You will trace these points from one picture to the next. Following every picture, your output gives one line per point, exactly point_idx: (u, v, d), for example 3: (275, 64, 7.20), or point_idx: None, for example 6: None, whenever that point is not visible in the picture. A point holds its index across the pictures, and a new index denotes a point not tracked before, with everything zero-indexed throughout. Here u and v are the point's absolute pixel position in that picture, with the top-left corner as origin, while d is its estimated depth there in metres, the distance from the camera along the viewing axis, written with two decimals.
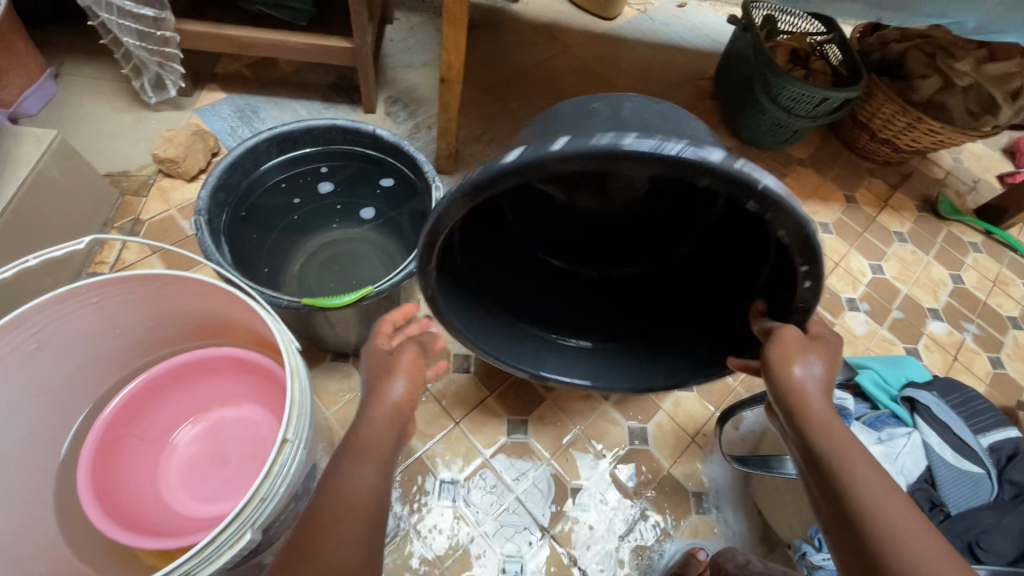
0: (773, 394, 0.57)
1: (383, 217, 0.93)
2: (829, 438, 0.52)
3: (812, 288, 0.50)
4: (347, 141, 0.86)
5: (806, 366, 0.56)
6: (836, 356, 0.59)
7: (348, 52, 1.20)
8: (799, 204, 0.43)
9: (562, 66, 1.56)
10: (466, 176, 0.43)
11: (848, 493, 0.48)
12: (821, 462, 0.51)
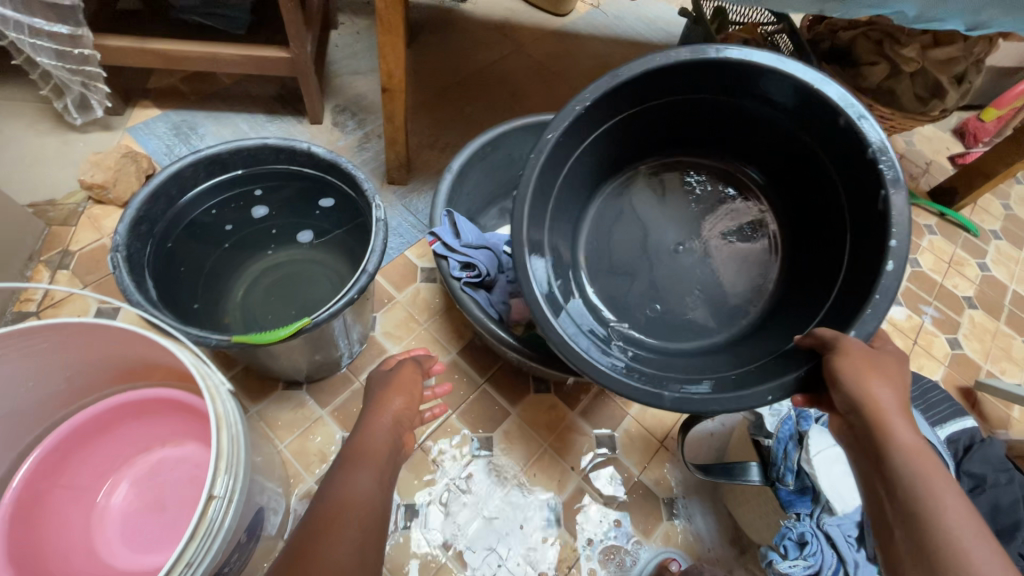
0: (846, 407, 0.56)
1: (325, 239, 0.88)
2: (915, 466, 0.51)
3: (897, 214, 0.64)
4: (280, 161, 0.82)
5: (882, 382, 0.55)
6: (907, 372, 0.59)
7: (286, 62, 1.15)
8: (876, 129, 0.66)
9: (515, 66, 1.52)
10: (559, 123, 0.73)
11: (925, 518, 0.48)
12: (897, 482, 0.51)
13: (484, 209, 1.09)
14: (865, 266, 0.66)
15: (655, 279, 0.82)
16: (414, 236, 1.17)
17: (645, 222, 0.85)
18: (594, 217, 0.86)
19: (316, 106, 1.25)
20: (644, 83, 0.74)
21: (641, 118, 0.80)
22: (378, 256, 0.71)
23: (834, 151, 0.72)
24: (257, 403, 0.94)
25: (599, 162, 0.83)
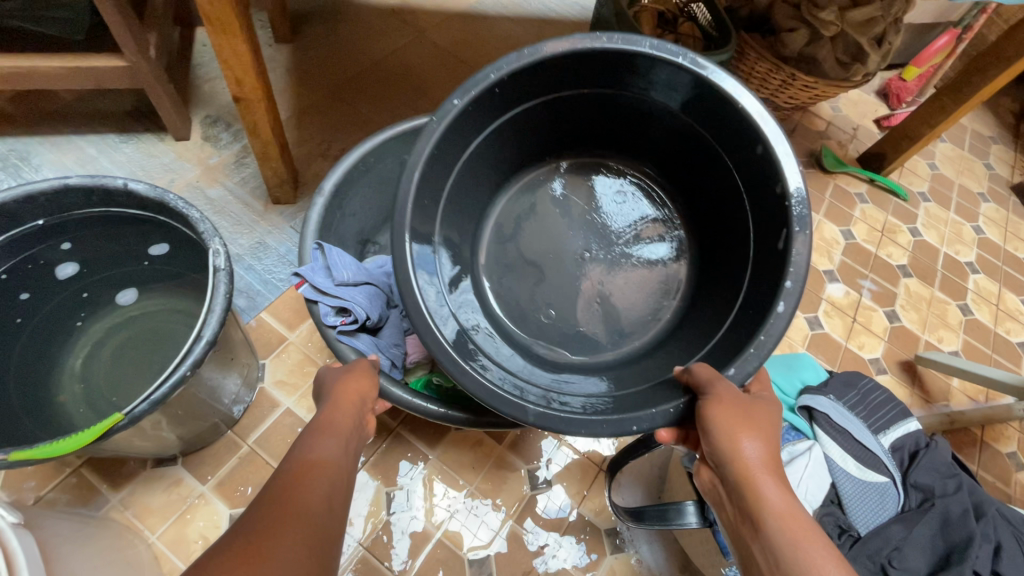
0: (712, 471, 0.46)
1: (170, 293, 0.73)
2: (788, 535, 0.40)
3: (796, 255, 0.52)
4: (93, 205, 0.66)
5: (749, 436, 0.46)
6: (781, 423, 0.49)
7: (126, 72, 0.96)
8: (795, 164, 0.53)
9: (417, 55, 1.36)
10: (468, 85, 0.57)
11: None
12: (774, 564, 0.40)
13: (382, 227, 0.96)
14: (752, 309, 0.55)
15: (557, 285, 0.67)
16: None
17: (554, 218, 0.70)
18: (497, 221, 0.70)
19: (178, 121, 1.07)
20: (538, 71, 0.58)
21: (551, 108, 0.65)
22: (218, 317, 0.59)
23: (745, 173, 0.58)
24: (120, 489, 0.79)
25: (506, 154, 0.67)
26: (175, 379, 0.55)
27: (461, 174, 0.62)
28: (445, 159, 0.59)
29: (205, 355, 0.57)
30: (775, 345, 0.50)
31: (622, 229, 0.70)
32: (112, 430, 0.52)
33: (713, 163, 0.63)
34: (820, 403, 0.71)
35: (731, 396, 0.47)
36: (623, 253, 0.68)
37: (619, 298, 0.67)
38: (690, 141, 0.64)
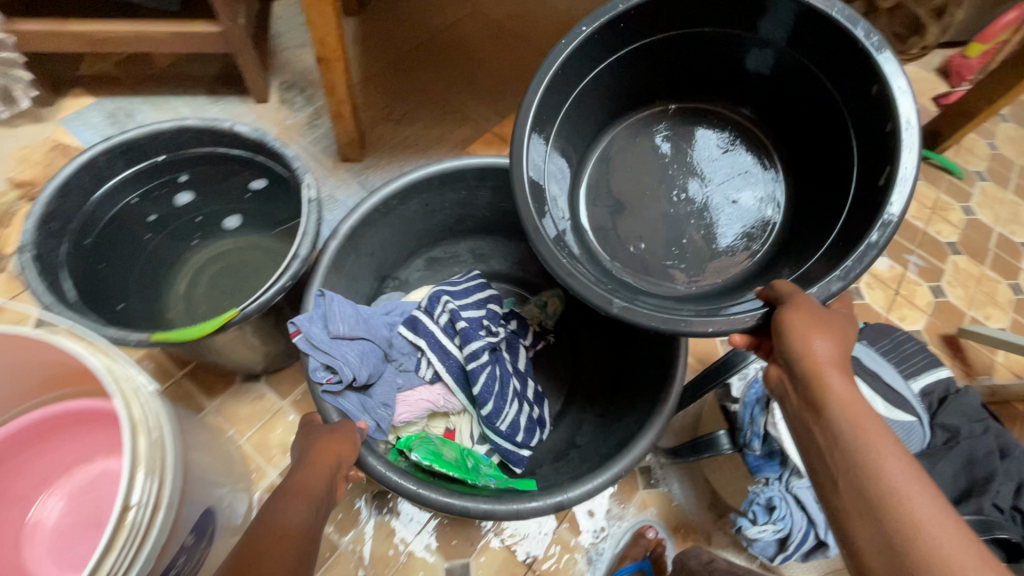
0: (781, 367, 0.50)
1: (263, 226, 0.83)
2: (852, 420, 0.45)
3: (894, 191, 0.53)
4: (204, 144, 0.76)
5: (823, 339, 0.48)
6: (852, 327, 0.52)
7: (219, 38, 1.07)
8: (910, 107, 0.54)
9: (474, 28, 1.43)
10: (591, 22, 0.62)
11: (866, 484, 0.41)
12: (839, 445, 0.44)
13: (404, 263, 0.96)
14: (846, 241, 0.56)
15: (656, 222, 0.69)
16: None
17: (652, 159, 0.72)
18: (597, 156, 0.73)
19: (260, 84, 1.18)
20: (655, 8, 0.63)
21: (662, 52, 0.69)
22: (309, 241, 0.68)
23: (854, 110, 0.60)
24: (215, 399, 0.91)
25: (615, 92, 0.71)
26: (274, 290, 0.65)
27: (576, 101, 0.67)
28: (563, 84, 0.64)
29: (299, 271, 0.66)
30: (861, 272, 0.52)
31: (722, 172, 0.70)
32: (226, 325, 0.63)
33: (824, 105, 0.64)
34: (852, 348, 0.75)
35: (807, 306, 0.50)
36: (720, 198, 0.69)
37: (712, 237, 0.68)
38: (800, 81, 0.65)
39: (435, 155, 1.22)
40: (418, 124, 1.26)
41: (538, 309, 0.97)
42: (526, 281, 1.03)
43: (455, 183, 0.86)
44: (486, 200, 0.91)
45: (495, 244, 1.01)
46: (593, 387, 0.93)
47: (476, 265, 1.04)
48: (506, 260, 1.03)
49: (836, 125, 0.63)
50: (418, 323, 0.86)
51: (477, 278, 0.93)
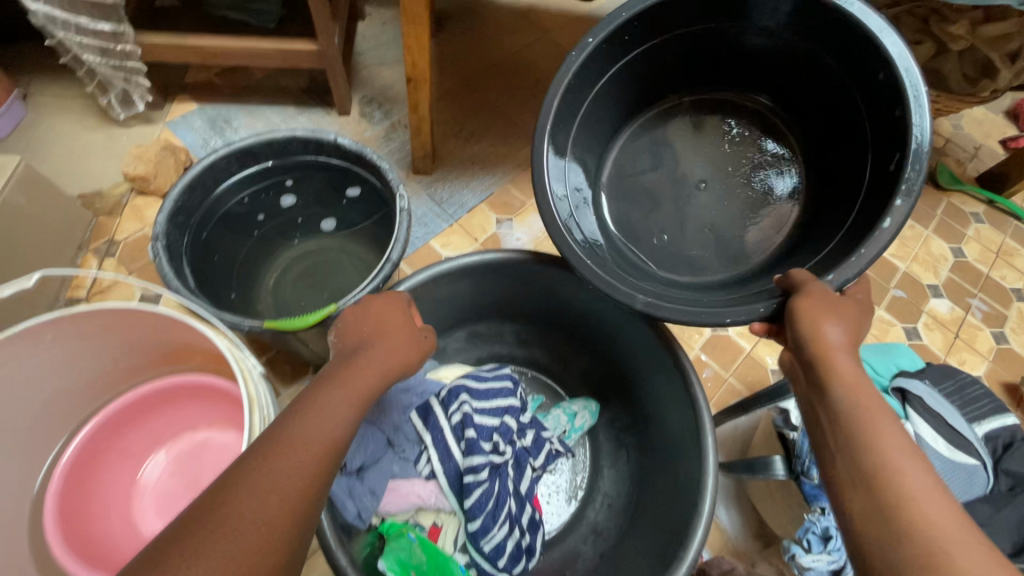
0: (795, 346, 0.56)
1: (351, 230, 0.91)
2: (855, 396, 0.49)
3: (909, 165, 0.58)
4: (310, 153, 0.84)
5: (837, 329, 0.54)
6: (866, 317, 0.59)
7: (315, 55, 1.17)
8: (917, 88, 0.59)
9: (542, 53, 1.51)
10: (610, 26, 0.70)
11: (861, 451, 0.45)
12: (840, 413, 0.49)
13: (446, 331, 0.94)
14: (866, 218, 0.62)
15: (676, 211, 0.80)
16: (440, 225, 1.19)
17: (672, 151, 0.82)
18: (619, 151, 0.83)
19: (345, 98, 1.28)
20: (669, 10, 0.71)
21: (682, 44, 0.77)
22: (401, 246, 0.74)
23: (863, 88, 0.66)
24: (289, 387, 0.97)
25: (638, 87, 0.80)
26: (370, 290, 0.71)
27: (598, 99, 0.77)
28: (580, 89, 0.73)
29: (391, 271, 0.73)
30: (877, 257, 0.58)
31: (735, 166, 0.80)
32: (328, 317, 0.69)
33: (841, 95, 0.70)
34: (914, 386, 0.75)
35: (820, 294, 0.57)
36: (733, 187, 0.79)
37: (729, 227, 0.78)
38: (815, 72, 0.72)
39: (500, 173, 1.28)
40: (486, 142, 1.32)
41: (567, 419, 0.92)
42: (566, 382, 1.00)
43: (511, 275, 0.86)
44: (535, 299, 0.91)
45: (539, 335, 0.98)
46: (610, 514, 0.87)
47: (517, 349, 1.01)
48: (550, 355, 1.00)
49: (851, 107, 0.69)
50: (430, 414, 0.74)
51: (509, 382, 0.81)
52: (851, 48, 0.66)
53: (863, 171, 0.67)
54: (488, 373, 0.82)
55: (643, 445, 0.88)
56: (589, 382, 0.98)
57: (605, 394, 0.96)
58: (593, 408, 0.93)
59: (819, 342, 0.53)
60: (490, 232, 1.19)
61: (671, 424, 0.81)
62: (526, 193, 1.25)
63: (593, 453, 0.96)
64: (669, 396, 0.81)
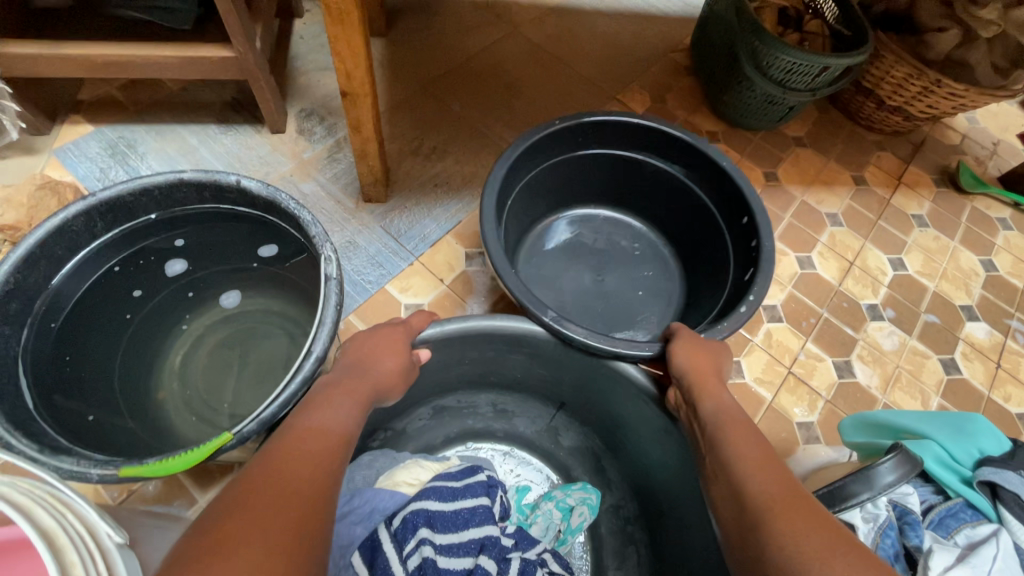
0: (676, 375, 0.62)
1: (274, 292, 0.71)
2: (723, 418, 0.57)
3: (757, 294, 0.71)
4: (205, 201, 0.64)
5: (712, 360, 0.63)
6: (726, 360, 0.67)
7: (233, 63, 0.95)
8: (767, 229, 0.77)
9: (511, 50, 1.31)
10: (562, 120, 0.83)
11: (729, 468, 0.52)
12: (710, 436, 0.56)
13: (403, 412, 0.73)
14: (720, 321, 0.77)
15: (575, 294, 0.94)
16: (397, 265, 0.98)
17: (601, 246, 0.99)
18: (542, 231, 0.98)
19: (277, 113, 1.06)
20: (605, 129, 0.87)
21: (626, 166, 0.94)
22: (328, 332, 0.53)
23: (734, 238, 0.85)
24: (208, 490, 0.76)
25: (571, 179, 0.96)
26: (284, 399, 0.50)
27: (534, 177, 0.89)
28: (531, 162, 0.85)
29: (314, 373, 0.52)
30: (732, 331, 0.68)
31: (627, 274, 0.97)
32: (219, 450, 0.48)
33: (710, 229, 0.91)
34: (1007, 479, 0.58)
35: (691, 336, 0.65)
36: (627, 287, 0.96)
37: (616, 324, 0.92)
38: (696, 209, 0.92)
39: (468, 196, 1.08)
40: (450, 159, 1.12)
41: (561, 517, 0.72)
42: (556, 460, 0.80)
43: (481, 342, 0.68)
44: (521, 364, 0.72)
45: (524, 403, 0.78)
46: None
47: (496, 421, 0.80)
48: (535, 427, 0.80)
49: (717, 237, 0.89)
50: (378, 554, 0.57)
51: (486, 498, 0.64)
52: (716, 195, 0.87)
53: (729, 284, 0.84)
54: (457, 476, 0.65)
55: (662, 551, 0.70)
56: (584, 460, 0.79)
57: (607, 475, 0.77)
58: (592, 501, 0.73)
59: (695, 371, 0.61)
60: (459, 270, 1.00)
61: (699, 530, 0.63)
62: None
63: (595, 550, 0.74)
64: (699, 497, 0.63)
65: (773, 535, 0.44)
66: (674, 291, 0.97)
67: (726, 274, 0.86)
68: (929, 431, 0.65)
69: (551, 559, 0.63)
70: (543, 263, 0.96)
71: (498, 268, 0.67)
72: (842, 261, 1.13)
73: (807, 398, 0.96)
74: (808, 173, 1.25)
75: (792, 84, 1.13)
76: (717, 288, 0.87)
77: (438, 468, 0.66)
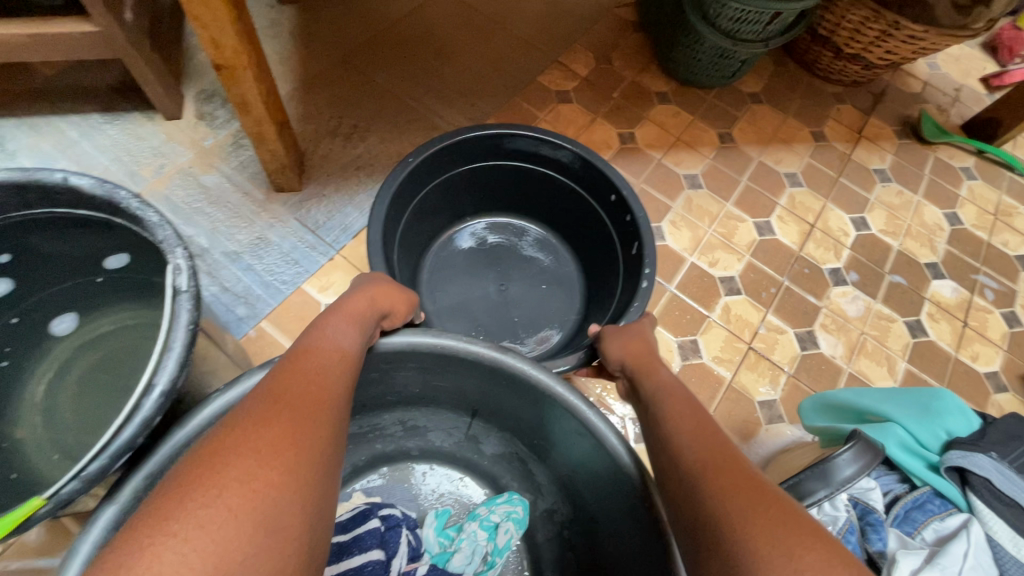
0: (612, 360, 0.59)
1: (138, 300, 0.58)
2: (661, 392, 0.52)
3: (650, 280, 0.68)
4: (36, 206, 0.53)
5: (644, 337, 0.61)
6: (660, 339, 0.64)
7: (99, 39, 0.81)
8: (637, 206, 0.73)
9: (440, 13, 1.19)
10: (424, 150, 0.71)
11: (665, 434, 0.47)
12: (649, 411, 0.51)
13: None
14: (614, 317, 0.72)
15: (481, 315, 0.87)
16: (315, 262, 0.88)
17: (496, 252, 0.92)
18: (436, 259, 0.90)
19: (166, 96, 0.93)
20: (468, 145, 0.77)
21: (493, 170, 0.85)
22: (177, 359, 0.44)
23: (613, 218, 0.79)
24: None
25: (457, 195, 0.86)
26: (116, 449, 0.41)
27: (418, 206, 0.79)
28: (414, 187, 0.75)
29: (156, 414, 0.42)
30: (638, 316, 0.66)
31: (528, 274, 0.91)
32: (32, 519, 0.39)
33: (588, 216, 0.85)
34: (977, 464, 0.51)
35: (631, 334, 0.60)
36: (534, 289, 0.90)
37: (529, 329, 0.86)
38: (572, 199, 0.85)
39: None
40: (373, 138, 1.01)
41: (486, 537, 0.67)
42: (482, 468, 0.74)
43: (381, 362, 0.57)
44: (414, 379, 0.62)
45: (435, 416, 0.69)
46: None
47: (408, 439, 0.73)
48: (452, 438, 0.73)
49: (598, 221, 0.83)
50: None
51: (378, 552, 0.60)
52: (584, 182, 0.81)
53: (620, 261, 0.79)
54: (347, 529, 0.61)
55: (594, 558, 0.62)
56: (510, 466, 0.72)
57: (535, 480, 0.70)
58: (518, 514, 0.68)
59: (632, 356, 0.58)
60: None
61: (622, 536, 0.55)
62: None
63: (533, 559, 0.70)
64: (616, 503, 0.55)
65: (708, 502, 0.39)
66: (573, 275, 0.92)
67: (614, 256, 0.82)
68: (892, 411, 0.59)
69: None
70: (445, 293, 0.87)
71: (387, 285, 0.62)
72: (802, 224, 1.06)
73: (769, 373, 0.90)
74: (765, 132, 1.17)
75: (742, 34, 1.04)
76: (611, 269, 0.82)
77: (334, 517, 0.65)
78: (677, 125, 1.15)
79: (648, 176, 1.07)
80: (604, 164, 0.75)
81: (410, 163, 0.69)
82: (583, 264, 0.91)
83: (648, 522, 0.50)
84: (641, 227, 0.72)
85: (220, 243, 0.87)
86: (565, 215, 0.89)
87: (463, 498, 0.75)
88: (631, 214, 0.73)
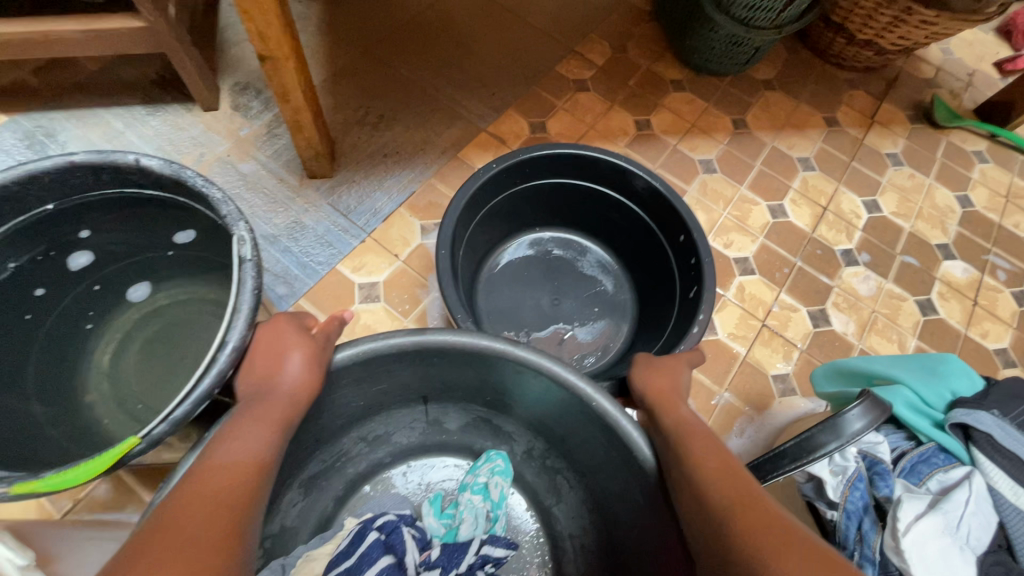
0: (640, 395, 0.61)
1: (195, 278, 0.65)
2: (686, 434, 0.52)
3: (704, 319, 0.70)
4: (105, 184, 0.57)
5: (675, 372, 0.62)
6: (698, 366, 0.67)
7: (145, 34, 0.86)
8: (703, 244, 0.75)
9: (460, 5, 1.22)
10: (505, 160, 0.77)
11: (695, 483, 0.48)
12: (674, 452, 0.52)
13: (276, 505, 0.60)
14: (675, 340, 0.76)
15: (526, 323, 0.91)
16: (348, 244, 0.93)
17: (553, 268, 0.96)
18: (494, 267, 0.94)
19: (205, 89, 0.98)
20: (548, 160, 0.82)
21: (565, 189, 0.89)
22: (246, 318, 0.49)
23: (677, 258, 0.82)
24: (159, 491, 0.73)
25: (525, 206, 0.91)
26: (199, 395, 0.46)
27: (489, 211, 0.84)
28: (490, 193, 0.80)
29: (230, 366, 0.47)
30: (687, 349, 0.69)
31: (582, 293, 0.95)
32: (127, 456, 0.44)
33: (653, 248, 0.88)
34: (980, 421, 0.55)
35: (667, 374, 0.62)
36: (590, 306, 0.94)
37: (581, 344, 0.91)
38: (639, 230, 0.89)
39: (420, 165, 1.02)
40: (399, 127, 1.05)
41: (482, 498, 0.70)
42: (453, 442, 0.77)
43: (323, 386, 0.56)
44: (355, 395, 0.61)
45: (392, 418, 0.70)
46: (588, 559, 0.69)
47: (375, 450, 0.72)
48: (415, 431, 0.74)
49: (661, 255, 0.87)
50: None
51: (387, 557, 0.58)
52: (652, 212, 0.84)
53: (676, 298, 0.83)
54: (348, 552, 0.58)
55: (578, 466, 0.67)
56: (478, 431, 0.75)
57: (506, 432, 0.73)
58: (500, 467, 0.72)
59: (654, 392, 0.59)
60: (414, 245, 0.94)
61: (595, 444, 0.61)
62: (455, 187, 1.00)
63: (531, 494, 0.76)
64: (600, 440, 0.60)
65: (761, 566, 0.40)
66: (627, 304, 0.95)
67: (671, 288, 0.85)
68: (901, 375, 0.62)
69: (491, 549, 0.65)
70: (500, 295, 0.92)
71: (447, 296, 0.66)
72: (815, 206, 1.09)
73: (782, 349, 0.93)
74: (778, 118, 1.20)
75: (756, 22, 1.07)
76: (667, 303, 0.85)
77: (331, 549, 0.60)
78: (692, 112, 1.18)
79: (663, 161, 1.10)
80: (677, 201, 0.78)
81: (486, 173, 0.75)
82: (638, 290, 0.95)
83: (599, 418, 0.56)
84: (704, 264, 0.75)
85: (258, 226, 0.92)
86: (627, 238, 0.93)
87: (448, 483, 0.77)
88: (694, 255, 0.76)
